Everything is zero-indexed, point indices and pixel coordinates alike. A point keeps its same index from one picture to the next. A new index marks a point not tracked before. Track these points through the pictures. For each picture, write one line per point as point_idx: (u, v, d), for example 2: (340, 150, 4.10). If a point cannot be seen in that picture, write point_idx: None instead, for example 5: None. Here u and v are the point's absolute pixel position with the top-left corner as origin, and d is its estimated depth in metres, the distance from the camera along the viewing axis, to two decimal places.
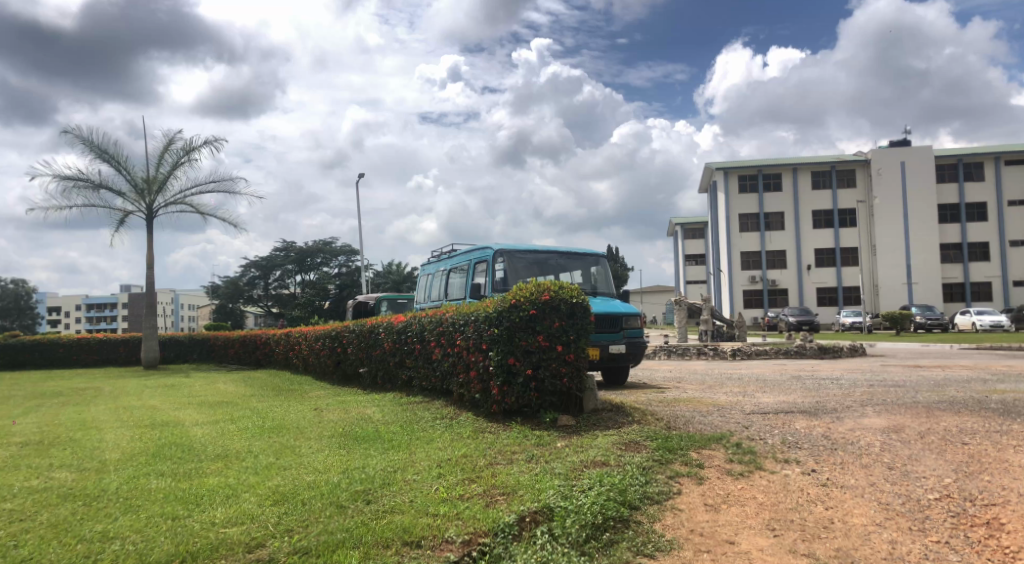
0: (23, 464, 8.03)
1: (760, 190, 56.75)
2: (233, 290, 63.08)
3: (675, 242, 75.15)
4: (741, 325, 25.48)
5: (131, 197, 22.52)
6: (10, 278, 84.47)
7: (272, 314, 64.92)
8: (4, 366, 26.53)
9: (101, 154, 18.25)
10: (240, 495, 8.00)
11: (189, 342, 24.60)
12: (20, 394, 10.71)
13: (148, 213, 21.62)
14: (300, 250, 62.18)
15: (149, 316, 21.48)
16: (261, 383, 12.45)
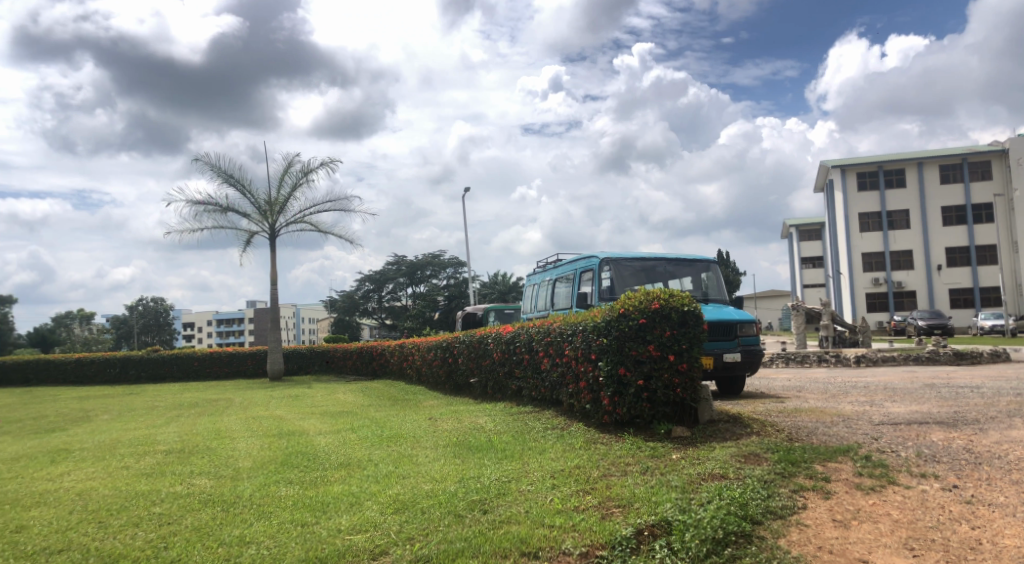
0: (168, 471, 8.64)
1: (882, 186, 53.76)
2: (349, 304, 65.67)
3: (789, 244, 72.31)
4: (865, 330, 24.18)
5: (255, 218, 23.83)
6: (151, 297, 91.40)
7: (384, 326, 66.99)
8: (148, 379, 28.69)
9: (229, 179, 19.45)
10: (363, 502, 8.29)
11: (310, 354, 25.51)
12: (164, 405, 11.49)
13: (271, 233, 22.85)
14: (411, 264, 63.74)
15: (274, 329, 22.68)
16: (377, 393, 12.87)
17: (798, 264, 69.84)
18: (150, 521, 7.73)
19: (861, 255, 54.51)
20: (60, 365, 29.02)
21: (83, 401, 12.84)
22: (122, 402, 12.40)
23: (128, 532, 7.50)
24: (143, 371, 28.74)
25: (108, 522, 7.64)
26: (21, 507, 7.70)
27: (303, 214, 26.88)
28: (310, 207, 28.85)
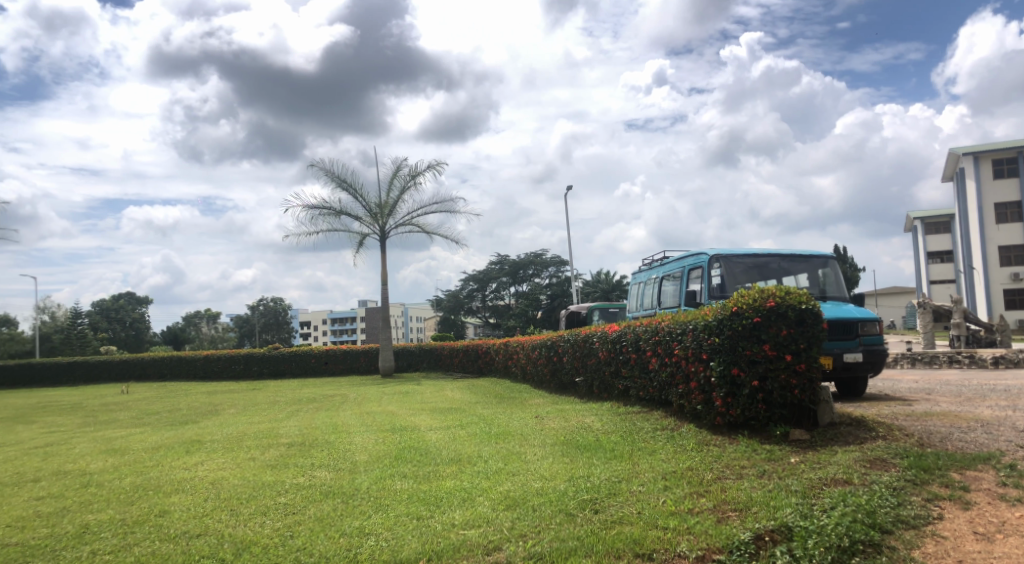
0: (291, 462, 9.06)
1: (1021, 173, 49.73)
2: (454, 303, 66.70)
3: (913, 237, 68.29)
4: (1004, 328, 22.56)
5: (366, 220, 24.68)
6: (269, 298, 96.08)
7: (490, 324, 67.79)
8: (269, 375, 30.09)
9: (343, 184, 20.19)
10: (475, 498, 8.40)
11: (419, 352, 26.14)
12: (285, 400, 12.04)
13: (381, 235, 23.57)
14: (514, 263, 63.35)
15: (385, 327, 23.43)
16: (484, 391, 13.05)
17: (924, 258, 65.83)
18: (276, 510, 8.10)
19: (997, 248, 50.97)
20: (191, 361, 30.77)
21: (214, 395, 13.65)
22: (248, 396, 13.09)
23: (257, 520, 7.89)
24: (264, 367, 30.17)
25: (239, 510, 8.06)
26: (162, 493, 8.25)
27: (410, 215, 27.55)
28: (417, 209, 29.41)
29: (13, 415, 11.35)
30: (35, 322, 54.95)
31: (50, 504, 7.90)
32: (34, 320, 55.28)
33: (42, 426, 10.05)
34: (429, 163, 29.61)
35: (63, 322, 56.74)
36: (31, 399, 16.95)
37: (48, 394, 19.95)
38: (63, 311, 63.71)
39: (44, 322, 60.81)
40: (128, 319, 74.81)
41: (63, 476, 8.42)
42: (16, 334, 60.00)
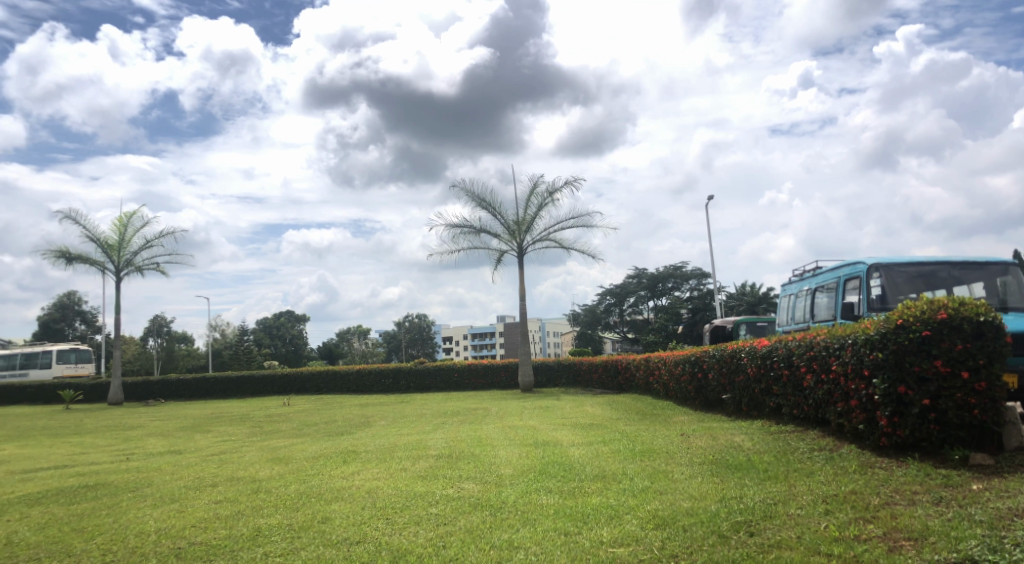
0: (440, 475, 9.36)
1: None
2: (592, 317, 66.76)
3: None
4: None
5: (504, 238, 25.21)
6: (412, 315, 99.86)
7: (628, 339, 66.70)
8: (416, 390, 30.95)
9: (484, 203, 20.79)
10: (623, 516, 8.20)
11: (558, 367, 26.23)
12: (430, 413, 12.45)
13: (520, 251, 23.96)
14: (652, 276, 61.41)
15: (524, 341, 23.75)
16: (625, 407, 12.91)
17: None
18: (429, 521, 8.31)
19: None
20: (345, 376, 32.04)
21: (364, 408, 14.30)
22: (396, 409, 13.63)
23: (412, 529, 8.14)
24: (411, 382, 31.04)
25: (394, 518, 8.33)
26: (324, 501, 8.70)
27: (548, 231, 27.03)
28: (553, 226, 27.43)
29: (194, 425, 12.42)
30: (213, 340, 60.14)
31: (227, 507, 8.53)
32: (211, 337, 60.50)
33: (216, 435, 10.95)
34: (569, 180, 27.28)
35: (238, 339, 61.66)
36: (208, 409, 18.50)
37: (218, 406, 21.75)
38: (233, 328, 69.34)
39: (218, 339, 66.44)
40: (288, 335, 80.12)
41: (236, 482, 9.11)
42: (196, 350, 66.05)
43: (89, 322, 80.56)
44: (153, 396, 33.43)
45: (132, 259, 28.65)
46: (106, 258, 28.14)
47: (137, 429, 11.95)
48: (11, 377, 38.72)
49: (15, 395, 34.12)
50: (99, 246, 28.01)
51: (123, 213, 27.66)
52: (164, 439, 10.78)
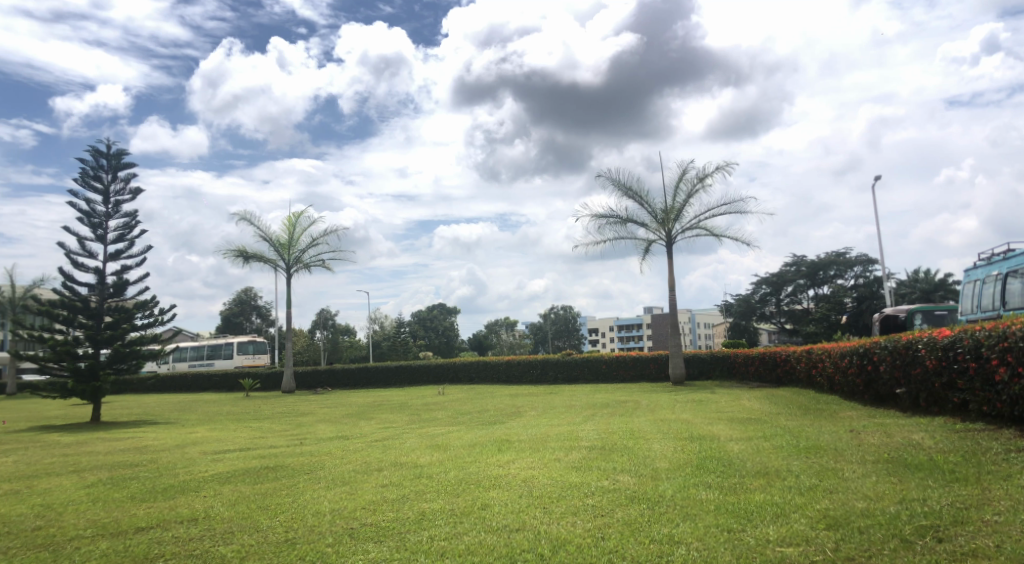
0: (595, 466, 9.38)
1: None
2: (746, 308, 63.59)
3: None
4: None
5: (653, 227, 24.78)
6: (558, 308, 99.38)
7: (785, 330, 63.16)
8: (564, 381, 30.20)
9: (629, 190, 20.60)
10: (789, 514, 7.72)
11: (711, 359, 25.32)
12: (581, 404, 12.47)
13: (669, 239, 23.46)
14: (812, 263, 58.31)
15: (674, 332, 23.28)
16: (784, 400, 12.39)
17: None
18: (585, 511, 8.27)
19: None
20: (495, 366, 32.30)
21: (516, 398, 14.50)
22: (547, 400, 13.75)
23: (569, 520, 8.13)
24: (559, 372, 30.46)
25: (552, 508, 8.39)
26: (483, 488, 8.92)
27: (698, 219, 25.71)
28: (704, 212, 25.69)
29: (360, 412, 13.12)
30: (373, 332, 63.41)
31: (393, 491, 8.93)
32: (372, 328, 63.84)
33: (379, 422, 11.51)
34: (719, 165, 25.33)
35: (396, 331, 64.33)
36: (372, 397, 19.51)
37: (376, 395, 22.93)
38: (390, 321, 72.57)
39: (377, 331, 69.73)
40: (440, 327, 82.77)
41: (400, 467, 9.54)
42: (358, 341, 70.04)
43: (264, 316, 87.37)
44: (320, 385, 35.76)
45: (300, 256, 30.75)
46: (278, 256, 30.36)
47: (310, 416, 12.78)
48: (202, 367, 42.86)
49: (204, 382, 37.74)
50: (273, 245, 30.30)
51: (291, 214, 29.71)
52: (333, 425, 11.48)
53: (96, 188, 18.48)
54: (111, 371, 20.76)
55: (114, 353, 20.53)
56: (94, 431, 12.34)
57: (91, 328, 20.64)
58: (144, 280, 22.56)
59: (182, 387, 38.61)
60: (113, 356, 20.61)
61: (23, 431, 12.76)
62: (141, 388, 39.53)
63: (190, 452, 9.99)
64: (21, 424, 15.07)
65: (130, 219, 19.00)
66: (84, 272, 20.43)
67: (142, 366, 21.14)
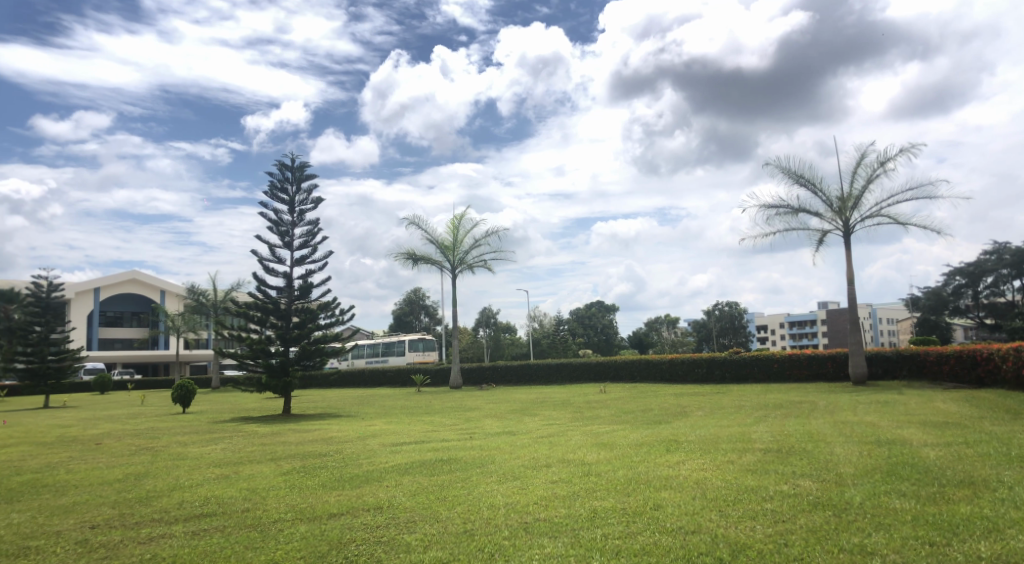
0: (772, 470, 9.04)
1: None
2: (936, 302, 59.16)
3: None
4: None
5: (827, 216, 23.24)
6: (724, 303, 82.44)
7: (987, 325, 57.48)
8: (733, 381, 27.87)
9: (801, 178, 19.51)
10: (1004, 530, 6.94)
11: (896, 357, 23.16)
12: (751, 404, 12.11)
13: (848, 228, 22.02)
14: (1018, 251, 52.22)
15: (856, 326, 21.74)
16: (988, 404, 11.32)
17: None
18: (765, 516, 7.90)
19: None
20: (657, 364, 30.77)
21: (681, 397, 14.19)
22: (713, 399, 13.39)
23: (748, 524, 7.78)
24: (728, 372, 28.08)
25: (728, 511, 8.09)
26: (654, 488, 8.85)
27: (878, 205, 22.42)
28: (888, 198, 22.24)
29: (523, 408, 13.34)
30: (534, 329, 64.06)
31: (564, 488, 9.07)
32: (533, 327, 64.54)
33: (543, 418, 11.66)
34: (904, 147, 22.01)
35: (557, 328, 64.58)
36: (537, 393, 19.75)
37: (538, 392, 23.25)
38: (550, 318, 72.73)
39: (538, 329, 70.30)
40: (599, 325, 77.71)
41: (568, 464, 9.67)
42: (519, 339, 70.94)
43: (431, 315, 91.32)
44: (485, 380, 36.98)
45: (464, 257, 31.83)
46: (444, 258, 31.66)
47: (477, 411, 13.15)
48: (377, 363, 45.73)
49: (379, 377, 40.10)
50: (438, 248, 31.64)
51: (454, 216, 30.90)
52: (499, 420, 11.76)
53: (284, 198, 20.00)
54: (298, 367, 22.59)
55: (302, 350, 22.30)
56: (286, 423, 13.37)
57: (280, 328, 22.47)
58: (324, 283, 24.03)
59: (360, 382, 41.35)
60: (300, 353, 22.37)
61: (229, 421, 14.10)
62: (324, 382, 42.86)
63: (371, 444, 10.62)
64: (226, 415, 16.76)
65: (314, 226, 20.45)
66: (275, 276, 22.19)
67: (324, 362, 22.67)
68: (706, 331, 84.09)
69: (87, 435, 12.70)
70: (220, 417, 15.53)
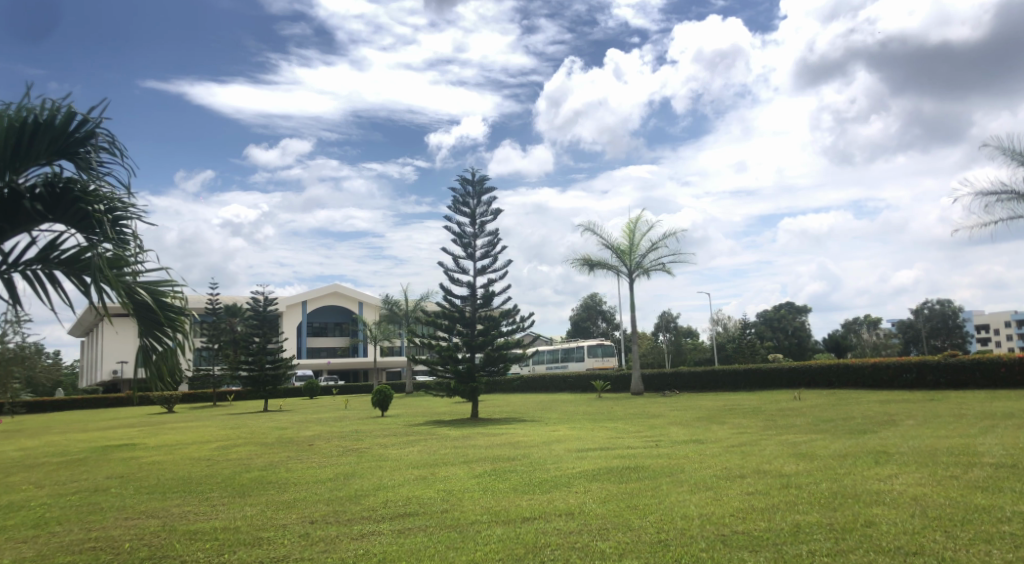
0: (1007, 487, 8.06)
1: None
2: None
3: None
4: None
5: None
6: (935, 300, 74.43)
7: None
8: (949, 387, 25.17)
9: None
10: None
11: None
12: (974, 413, 10.94)
13: None
14: None
15: None
16: None
17: None
18: (1002, 540, 7.01)
19: None
20: (858, 369, 28.24)
21: (888, 405, 13.05)
22: (927, 408, 12.20)
23: (981, 547, 6.94)
24: (942, 377, 25.39)
25: (955, 532, 7.27)
26: (863, 503, 8.18)
27: None
28: None
29: (712, 416, 12.93)
30: (718, 334, 61.60)
31: (761, 499, 8.65)
32: (717, 331, 62.09)
33: (732, 427, 11.22)
34: None
35: (741, 331, 61.94)
36: (728, 402, 19.01)
37: (723, 398, 22.42)
38: (734, 321, 69.78)
39: (722, 332, 67.68)
40: (791, 327, 72.80)
41: (764, 475, 9.21)
42: (703, 344, 68.53)
43: (608, 320, 91.09)
44: (667, 386, 36.35)
45: (641, 261, 31.52)
46: (620, 262, 31.57)
47: (662, 419, 12.92)
48: (558, 368, 46.52)
49: (562, 382, 40.74)
50: (614, 252, 31.62)
51: (630, 220, 30.72)
52: (686, 428, 11.47)
53: (466, 211, 20.82)
54: (484, 372, 23.42)
55: (487, 356, 23.11)
56: (477, 427, 13.88)
57: (466, 335, 23.31)
58: (506, 291, 24.79)
59: (543, 387, 42.30)
60: (485, 359, 23.18)
61: (426, 424, 14.88)
62: (508, 388, 44.19)
63: (557, 449, 10.72)
64: (421, 418, 17.78)
65: (495, 237, 21.15)
66: (459, 286, 23.19)
67: (508, 368, 23.29)
68: (913, 332, 76.38)
69: (301, 436, 13.92)
70: (417, 421, 16.43)
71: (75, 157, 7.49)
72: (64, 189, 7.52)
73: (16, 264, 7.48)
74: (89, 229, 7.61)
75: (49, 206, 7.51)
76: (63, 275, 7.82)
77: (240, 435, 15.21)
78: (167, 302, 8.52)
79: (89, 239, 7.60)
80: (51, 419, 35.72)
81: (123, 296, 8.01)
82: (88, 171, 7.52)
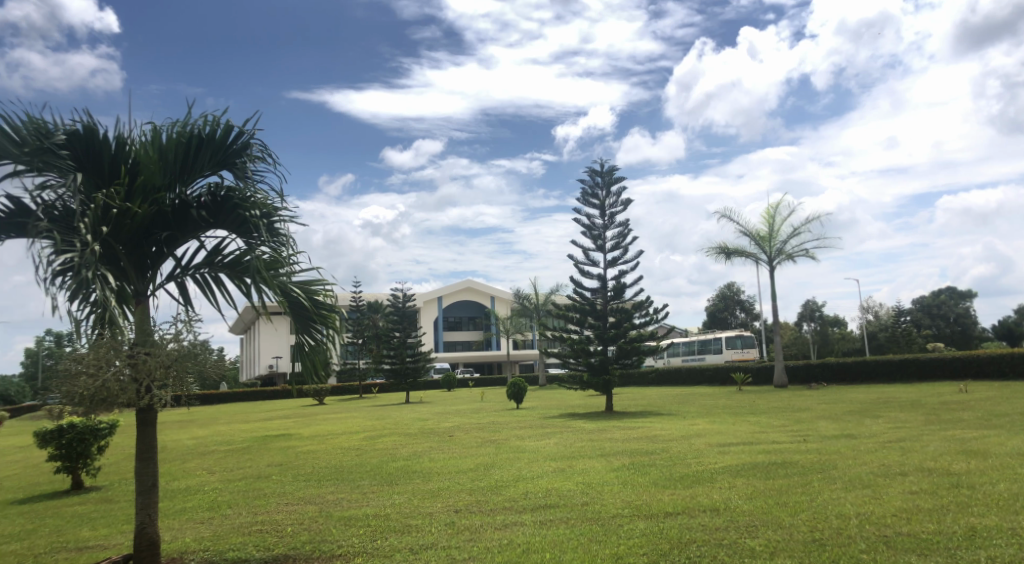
0: None
1: None
2: None
3: None
4: None
5: None
6: None
7: None
8: None
9: None
10: None
11: None
12: None
13: None
14: None
15: None
16: None
17: None
18: None
19: None
20: None
21: None
22: None
23: None
24: None
25: None
26: None
27: None
28: None
29: (864, 409, 12.16)
30: (870, 323, 57.90)
31: (927, 500, 8.02)
32: (869, 321, 58.45)
33: (888, 421, 10.51)
34: None
35: (897, 320, 57.86)
36: (886, 394, 17.74)
37: (880, 391, 20.89)
38: (886, 309, 65.36)
39: (873, 321, 63.56)
40: (953, 314, 67.08)
41: (929, 474, 8.54)
42: (852, 333, 64.75)
43: (748, 311, 87.90)
44: (815, 379, 34.57)
45: (782, 247, 30.13)
46: (760, 249, 30.36)
47: (809, 412, 12.28)
48: (695, 361, 45.56)
49: (698, 375, 39.80)
50: (753, 239, 30.45)
51: (770, 205, 29.45)
52: (836, 423, 10.87)
53: (595, 203, 20.63)
54: (618, 365, 23.08)
55: (620, 349, 22.78)
56: (614, 419, 13.77)
57: (599, 327, 23.40)
58: (637, 282, 24.60)
59: (679, 380, 41.48)
60: (619, 351, 22.85)
61: (563, 417, 14.96)
62: (643, 381, 43.69)
63: (697, 444, 10.45)
64: (557, 410, 17.93)
65: (626, 228, 20.97)
66: (589, 279, 23.27)
67: (642, 361, 22.89)
68: None
69: (443, 427, 14.37)
70: (556, 413, 16.57)
71: (234, 167, 8.09)
72: (225, 197, 8.12)
73: (187, 268, 8.15)
74: (248, 233, 8.18)
75: (213, 213, 8.12)
76: (226, 277, 8.45)
77: (386, 426, 15.91)
78: (319, 300, 9.01)
79: (248, 243, 8.17)
80: (217, 410, 39.12)
81: (281, 295, 8.56)
82: (245, 179, 8.08)
